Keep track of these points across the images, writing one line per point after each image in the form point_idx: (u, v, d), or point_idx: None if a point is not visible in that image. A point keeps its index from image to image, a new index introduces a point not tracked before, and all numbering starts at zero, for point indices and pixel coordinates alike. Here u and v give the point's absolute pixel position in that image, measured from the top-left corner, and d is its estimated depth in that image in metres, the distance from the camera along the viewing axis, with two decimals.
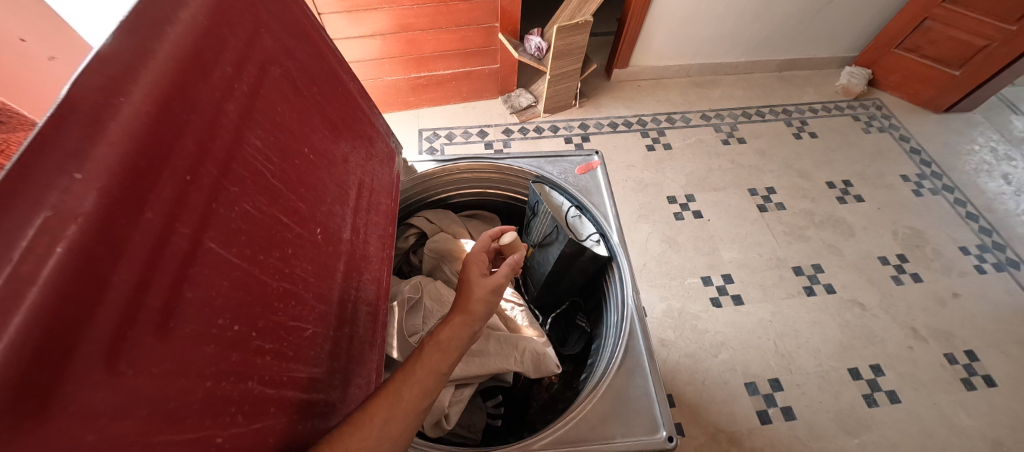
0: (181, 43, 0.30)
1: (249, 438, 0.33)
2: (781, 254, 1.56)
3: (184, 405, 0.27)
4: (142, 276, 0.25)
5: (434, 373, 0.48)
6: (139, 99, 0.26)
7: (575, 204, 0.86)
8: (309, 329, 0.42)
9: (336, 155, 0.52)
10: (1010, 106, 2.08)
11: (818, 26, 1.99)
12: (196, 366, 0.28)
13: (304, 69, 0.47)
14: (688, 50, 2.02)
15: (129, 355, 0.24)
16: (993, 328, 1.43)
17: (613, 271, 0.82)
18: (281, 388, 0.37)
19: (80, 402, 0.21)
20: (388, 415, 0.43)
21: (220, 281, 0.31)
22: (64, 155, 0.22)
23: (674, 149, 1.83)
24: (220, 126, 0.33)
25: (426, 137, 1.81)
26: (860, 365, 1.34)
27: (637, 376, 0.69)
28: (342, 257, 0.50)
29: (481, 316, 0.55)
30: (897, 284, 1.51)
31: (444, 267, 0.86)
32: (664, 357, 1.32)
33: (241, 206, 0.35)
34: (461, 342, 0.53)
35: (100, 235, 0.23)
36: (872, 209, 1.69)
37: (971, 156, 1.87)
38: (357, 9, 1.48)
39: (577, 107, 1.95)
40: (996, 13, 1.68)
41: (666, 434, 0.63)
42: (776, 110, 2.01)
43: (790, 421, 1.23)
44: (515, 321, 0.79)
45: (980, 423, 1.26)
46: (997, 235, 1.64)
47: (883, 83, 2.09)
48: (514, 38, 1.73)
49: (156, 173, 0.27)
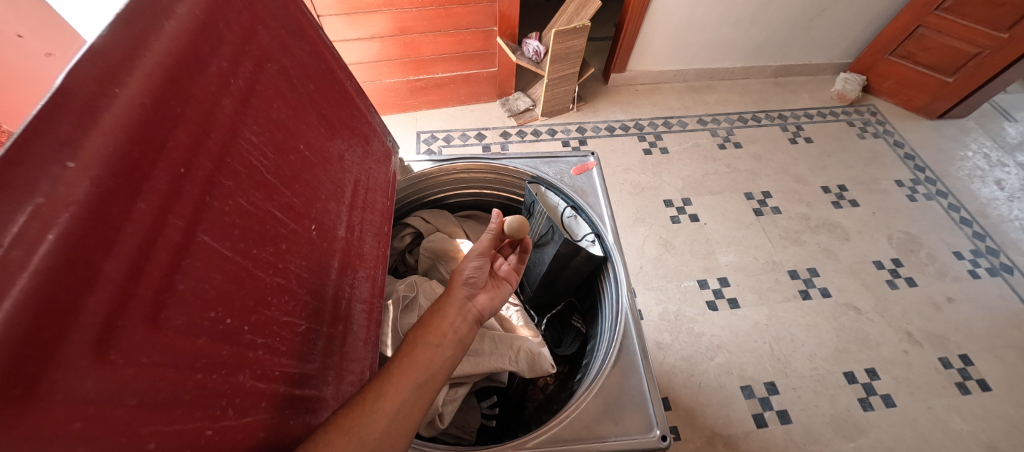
0: (178, 37, 0.30)
1: (239, 432, 0.32)
2: (777, 257, 1.56)
3: (173, 398, 0.27)
4: (134, 265, 0.25)
5: (426, 346, 0.50)
6: (134, 90, 0.26)
7: (570, 204, 0.87)
8: (301, 325, 0.41)
9: (333, 152, 0.52)
10: (1004, 113, 2.11)
11: (813, 33, 2.02)
12: (186, 358, 0.28)
13: (301, 66, 0.48)
14: (685, 56, 2.03)
15: (119, 346, 0.24)
16: (987, 333, 1.43)
17: (608, 271, 0.82)
18: (271, 382, 0.36)
19: (66, 390, 0.21)
20: (381, 391, 0.44)
21: (214, 273, 0.31)
22: (57, 143, 0.22)
23: (670, 153, 1.84)
24: (215, 120, 0.33)
25: (424, 139, 1.82)
26: (856, 369, 1.34)
27: (632, 375, 0.69)
28: (337, 254, 0.50)
29: (459, 283, 0.59)
30: (892, 287, 1.52)
31: (438, 267, 0.86)
32: (659, 360, 1.32)
33: (234, 200, 0.35)
34: (448, 310, 0.55)
35: (93, 221, 0.23)
36: (866, 214, 1.70)
37: (964, 162, 1.89)
38: (357, 12, 1.49)
39: (575, 110, 1.96)
40: (987, 21, 1.71)
41: (660, 433, 0.63)
42: (772, 115, 2.03)
43: (787, 424, 1.23)
44: (510, 321, 0.79)
45: (975, 427, 1.26)
46: (990, 240, 1.66)
47: (877, 89, 2.12)
48: (513, 41, 1.74)
49: (150, 165, 0.27)
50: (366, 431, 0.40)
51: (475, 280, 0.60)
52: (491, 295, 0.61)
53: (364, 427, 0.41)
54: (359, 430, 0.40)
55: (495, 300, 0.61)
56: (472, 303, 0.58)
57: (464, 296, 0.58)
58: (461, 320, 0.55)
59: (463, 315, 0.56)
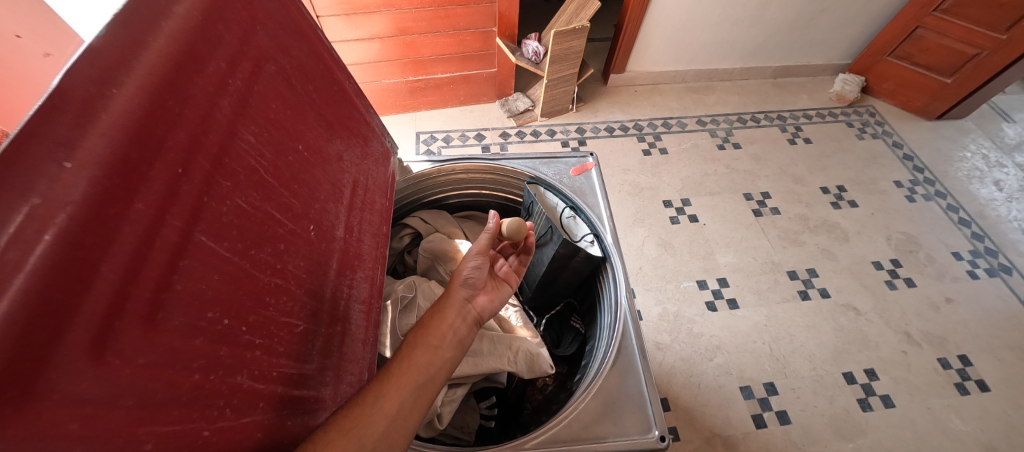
0: (176, 37, 0.30)
1: (237, 432, 0.32)
2: (776, 258, 1.57)
3: (170, 399, 0.27)
4: (131, 265, 0.25)
5: (426, 346, 0.50)
6: (132, 90, 0.26)
7: (569, 204, 0.86)
8: (299, 326, 0.41)
9: (332, 152, 0.52)
10: (1002, 114, 2.11)
11: (812, 34, 2.02)
12: (185, 359, 0.28)
13: (300, 66, 0.48)
14: (684, 57, 2.04)
15: (116, 347, 0.24)
16: (986, 334, 1.44)
17: (607, 271, 0.82)
18: (270, 382, 0.36)
19: (62, 391, 0.21)
20: (380, 393, 0.44)
21: (212, 274, 0.31)
22: (54, 143, 0.22)
23: (669, 154, 1.85)
24: (213, 120, 0.33)
25: (423, 140, 1.82)
26: (855, 369, 1.34)
27: (631, 375, 0.69)
28: (335, 254, 0.50)
29: (459, 284, 0.59)
30: (891, 288, 1.52)
31: (438, 267, 0.86)
32: (659, 361, 1.32)
33: (232, 201, 0.35)
34: (447, 311, 0.55)
35: (90, 222, 0.23)
36: (865, 215, 1.71)
37: (963, 163, 1.89)
38: (356, 13, 1.49)
39: (575, 111, 1.96)
40: (986, 22, 1.71)
41: (659, 434, 0.63)
42: (771, 116, 2.03)
43: (786, 425, 1.23)
44: (510, 321, 0.79)
45: (974, 428, 1.26)
46: (989, 240, 1.66)
47: (876, 90, 2.12)
48: (512, 42, 1.74)
49: (148, 165, 0.27)
50: (366, 432, 0.41)
51: (474, 281, 0.59)
52: (491, 296, 0.61)
53: (364, 428, 0.41)
54: (359, 430, 0.40)
55: (495, 302, 0.61)
56: (471, 304, 0.58)
57: (464, 298, 0.58)
58: (461, 321, 0.55)
59: (463, 316, 0.56)
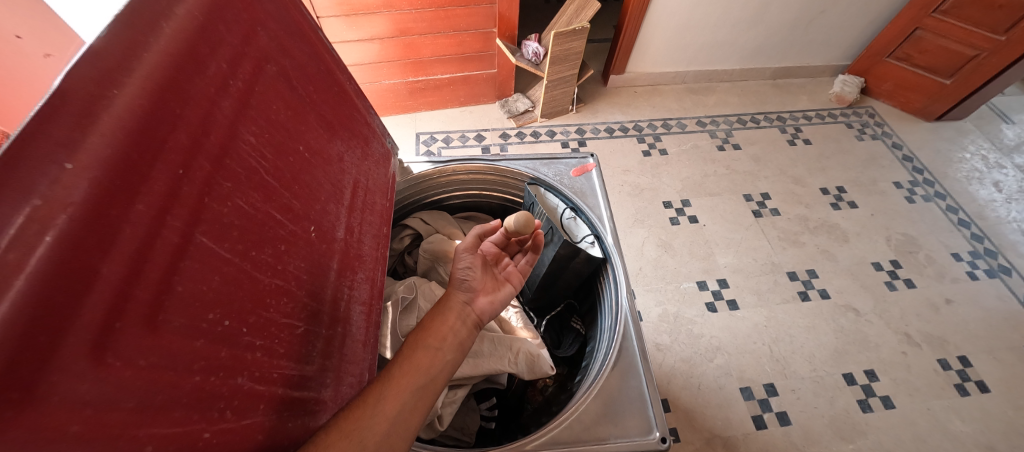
0: (176, 38, 0.30)
1: (237, 434, 0.32)
2: (776, 259, 1.57)
3: (171, 400, 0.27)
4: (132, 266, 0.25)
5: (427, 348, 0.50)
6: (132, 92, 0.26)
7: (569, 205, 0.86)
8: (300, 327, 0.41)
9: (332, 153, 0.52)
10: (1002, 115, 2.11)
11: (811, 35, 2.03)
12: (184, 360, 0.28)
13: (301, 67, 0.48)
14: (684, 58, 2.04)
15: (116, 348, 0.24)
16: (986, 335, 1.44)
17: (607, 272, 0.82)
18: (270, 384, 0.36)
19: (63, 392, 0.21)
20: (381, 394, 0.44)
21: (212, 275, 0.31)
22: (55, 144, 0.22)
23: (669, 155, 1.85)
24: (214, 121, 0.33)
25: (423, 141, 1.82)
26: (855, 370, 1.34)
27: (631, 376, 0.69)
28: (336, 255, 0.50)
29: (456, 288, 0.59)
30: (891, 289, 1.52)
31: (438, 268, 0.86)
32: (659, 362, 1.32)
33: (233, 202, 0.34)
34: (447, 314, 0.55)
35: (91, 222, 0.23)
36: (865, 215, 1.71)
37: (962, 164, 1.90)
38: (356, 14, 1.49)
39: (575, 112, 1.96)
40: (986, 23, 1.72)
41: (660, 435, 0.63)
42: (770, 117, 2.04)
43: (786, 426, 1.23)
44: (510, 322, 0.79)
45: (974, 429, 1.26)
46: (989, 242, 1.66)
47: (874, 91, 2.13)
48: (512, 43, 1.74)
49: (148, 166, 0.27)
50: (366, 434, 0.40)
51: (471, 283, 0.60)
52: (491, 298, 0.60)
53: (365, 429, 0.40)
54: (359, 432, 0.40)
55: (495, 304, 0.60)
56: (471, 307, 0.58)
57: (463, 302, 0.58)
58: (461, 324, 0.55)
59: (463, 318, 0.56)
